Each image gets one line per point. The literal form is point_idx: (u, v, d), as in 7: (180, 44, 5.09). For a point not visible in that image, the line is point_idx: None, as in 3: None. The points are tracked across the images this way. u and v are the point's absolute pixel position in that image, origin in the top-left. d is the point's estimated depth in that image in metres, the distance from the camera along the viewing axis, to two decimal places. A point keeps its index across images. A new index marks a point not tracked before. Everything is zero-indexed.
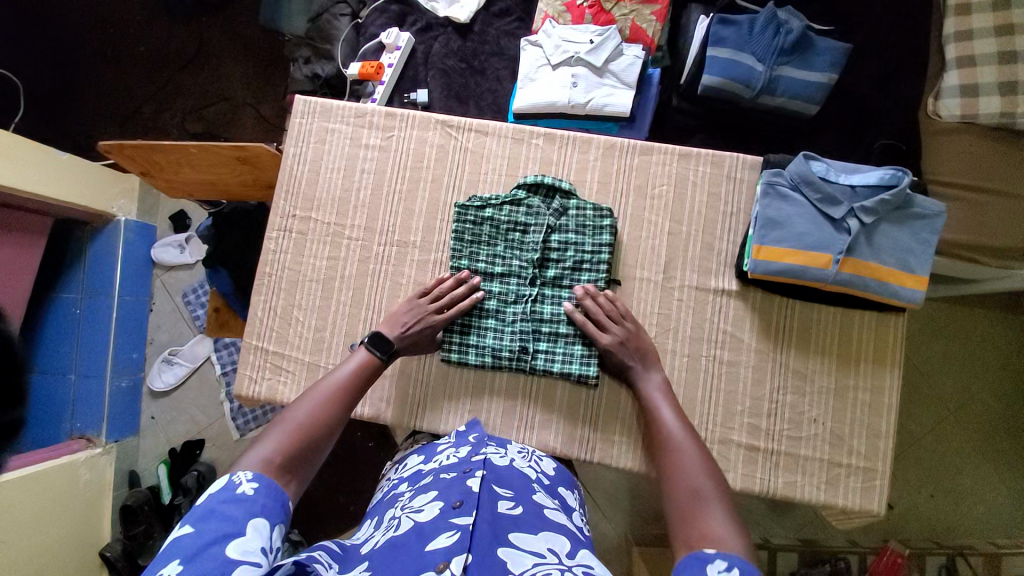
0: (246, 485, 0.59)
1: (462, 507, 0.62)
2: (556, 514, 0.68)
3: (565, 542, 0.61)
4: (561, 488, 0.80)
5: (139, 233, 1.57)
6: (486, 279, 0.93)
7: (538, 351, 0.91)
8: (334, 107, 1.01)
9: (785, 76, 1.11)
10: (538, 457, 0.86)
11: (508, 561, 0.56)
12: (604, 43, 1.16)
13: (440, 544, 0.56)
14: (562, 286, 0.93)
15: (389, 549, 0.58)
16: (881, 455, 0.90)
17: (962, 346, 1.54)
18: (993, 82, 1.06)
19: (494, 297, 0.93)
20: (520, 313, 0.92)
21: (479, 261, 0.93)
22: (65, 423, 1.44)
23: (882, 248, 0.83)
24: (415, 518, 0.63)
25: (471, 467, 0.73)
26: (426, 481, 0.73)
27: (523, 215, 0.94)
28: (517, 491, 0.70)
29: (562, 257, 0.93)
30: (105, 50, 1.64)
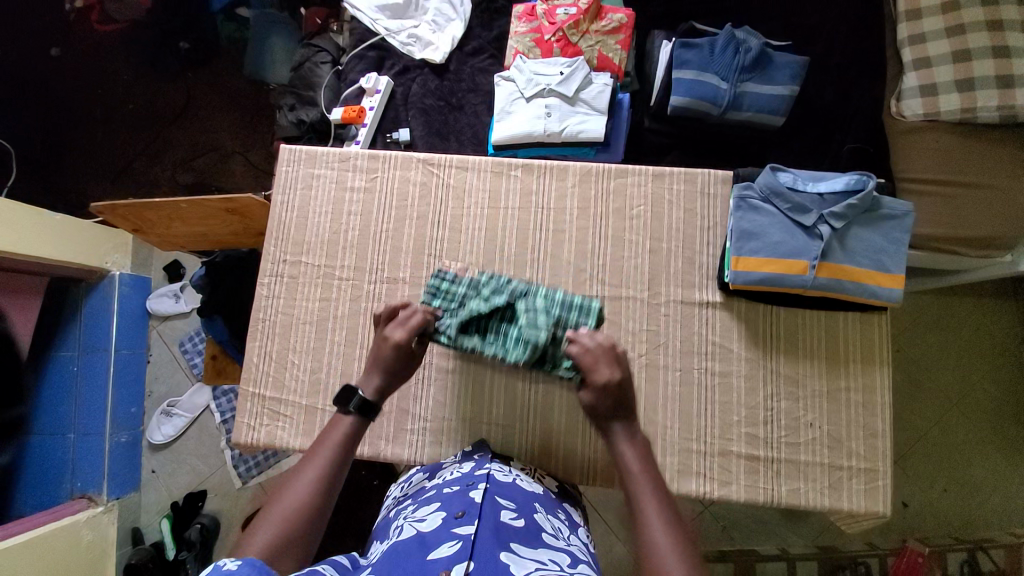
0: (231, 563, 0.49)
1: (465, 517, 0.63)
2: (554, 538, 0.66)
3: (566, 555, 0.61)
4: (564, 504, 0.81)
5: (134, 286, 1.59)
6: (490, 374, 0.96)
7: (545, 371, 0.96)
8: (319, 153, 1.05)
9: (748, 92, 1.16)
10: (542, 477, 0.86)
11: (512, 564, 0.55)
12: (574, 74, 1.21)
13: (442, 553, 0.56)
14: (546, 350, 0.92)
15: (392, 554, 0.58)
16: (881, 454, 0.91)
17: (955, 336, 1.56)
18: (949, 82, 1.11)
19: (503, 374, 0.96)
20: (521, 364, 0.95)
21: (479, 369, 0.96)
22: (66, 483, 1.42)
23: (856, 251, 0.86)
24: (417, 528, 0.64)
25: (474, 481, 0.74)
26: (430, 494, 0.75)
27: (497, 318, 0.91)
28: (519, 504, 0.71)
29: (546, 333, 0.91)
30: (95, 112, 1.69)
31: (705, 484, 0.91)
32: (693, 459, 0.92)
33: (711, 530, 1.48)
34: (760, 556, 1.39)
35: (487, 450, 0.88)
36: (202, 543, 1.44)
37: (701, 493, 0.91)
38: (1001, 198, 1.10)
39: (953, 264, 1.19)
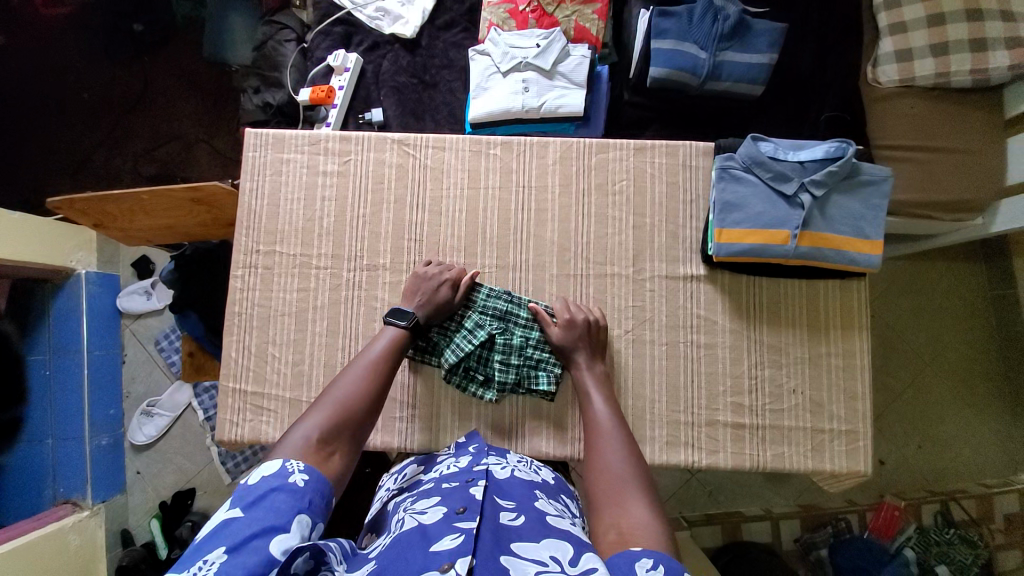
0: (297, 475, 0.59)
1: (466, 513, 0.63)
2: (558, 519, 0.68)
3: (569, 546, 0.59)
4: (564, 495, 0.80)
5: (102, 284, 1.52)
6: (467, 380, 0.92)
7: (524, 367, 0.92)
8: (288, 136, 1.00)
9: (727, 61, 1.14)
10: (537, 466, 0.86)
11: (511, 568, 0.55)
12: (550, 46, 1.17)
13: (445, 546, 0.56)
14: (524, 348, 0.92)
15: (393, 549, 0.58)
16: (861, 416, 0.94)
17: (928, 299, 1.61)
18: (924, 46, 1.11)
19: (481, 380, 0.92)
20: (499, 366, 0.91)
21: (455, 376, 0.92)
22: (48, 488, 1.39)
23: (835, 218, 0.86)
24: (419, 520, 0.63)
25: (474, 478, 0.73)
26: (428, 489, 0.74)
27: (470, 327, 0.92)
28: (518, 501, 0.70)
29: (524, 331, 0.93)
30: (45, 102, 1.59)
31: (694, 454, 0.93)
32: (682, 430, 0.93)
33: (698, 497, 1.52)
34: (746, 518, 1.45)
35: (481, 440, 0.87)
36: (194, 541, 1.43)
37: (690, 463, 0.93)
38: (973, 161, 1.12)
39: (927, 228, 1.22)
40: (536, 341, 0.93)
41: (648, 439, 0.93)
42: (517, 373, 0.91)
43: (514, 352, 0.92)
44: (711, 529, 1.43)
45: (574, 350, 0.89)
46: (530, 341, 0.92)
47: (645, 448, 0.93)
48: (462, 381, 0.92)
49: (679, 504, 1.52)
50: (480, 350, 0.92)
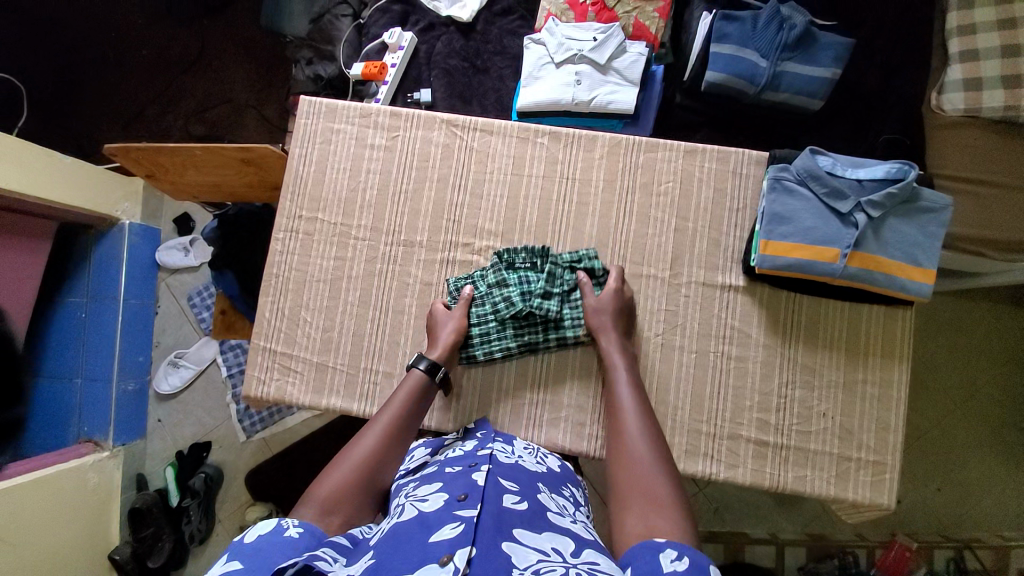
0: (291, 529, 0.58)
1: (467, 501, 0.63)
2: (559, 514, 0.68)
3: (569, 541, 0.61)
4: (568, 484, 0.81)
5: (143, 236, 1.58)
6: (487, 335, 0.92)
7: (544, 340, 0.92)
8: (340, 107, 1.01)
9: (789, 71, 1.11)
10: (544, 454, 0.86)
11: (512, 555, 0.56)
12: (607, 41, 1.15)
13: (444, 536, 0.56)
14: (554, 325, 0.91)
15: (393, 537, 0.58)
16: (891, 448, 0.90)
17: (967, 340, 1.54)
18: (995, 76, 1.07)
19: (500, 340, 0.92)
20: (524, 332, 0.92)
21: (478, 327, 0.92)
22: (72, 427, 1.45)
23: (889, 242, 0.83)
24: (419, 508, 0.64)
25: (478, 462, 0.74)
26: (432, 472, 0.75)
27: (516, 286, 0.91)
28: (521, 487, 0.71)
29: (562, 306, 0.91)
30: (108, 54, 1.64)
31: (712, 466, 0.91)
32: (702, 440, 0.91)
33: (703, 512, 1.50)
34: (750, 539, 1.42)
35: (490, 428, 0.87)
36: (205, 493, 1.48)
37: (707, 474, 0.91)
38: None
39: (975, 266, 1.17)
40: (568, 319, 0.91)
41: (667, 445, 0.91)
42: (515, 341, 0.92)
43: (556, 321, 0.91)
44: (715, 546, 1.41)
45: (608, 323, 0.87)
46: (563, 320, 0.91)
47: None
48: (481, 332, 0.92)
49: None
50: (539, 294, 0.90)
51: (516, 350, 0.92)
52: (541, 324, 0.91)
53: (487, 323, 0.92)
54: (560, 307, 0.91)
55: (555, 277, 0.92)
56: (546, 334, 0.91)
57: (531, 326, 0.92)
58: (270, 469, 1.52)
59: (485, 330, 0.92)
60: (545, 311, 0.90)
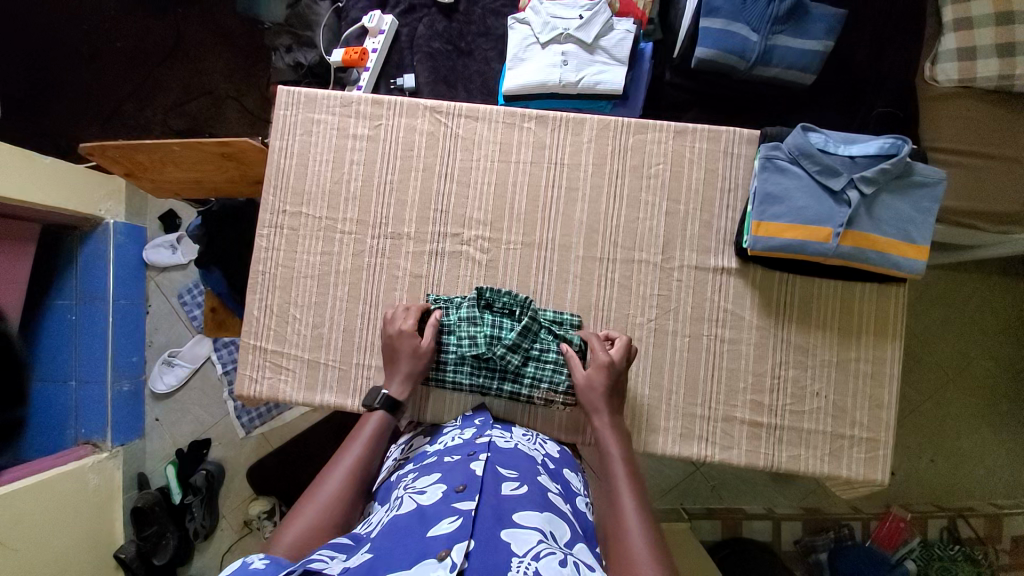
0: (258, 562, 0.54)
1: (466, 491, 0.63)
2: (559, 498, 0.68)
3: (565, 529, 0.62)
4: (566, 469, 0.80)
5: (129, 235, 1.55)
6: (455, 369, 0.89)
7: (506, 386, 0.89)
8: (319, 96, 0.98)
9: (780, 45, 1.08)
10: (543, 441, 0.86)
11: (512, 543, 0.56)
12: (594, 18, 1.12)
13: (442, 530, 0.56)
14: (522, 375, 0.88)
15: (392, 531, 0.58)
16: (884, 425, 0.91)
17: (959, 313, 1.55)
18: (990, 44, 1.05)
19: (466, 377, 0.89)
20: (489, 373, 0.89)
21: (446, 361, 0.89)
22: (69, 428, 1.44)
23: (882, 219, 0.82)
24: (417, 501, 0.64)
25: (476, 451, 0.74)
26: (431, 461, 0.75)
27: (488, 329, 0.88)
28: (521, 473, 0.70)
29: (531, 360, 0.88)
30: (80, 48, 1.59)
31: (707, 448, 0.91)
32: (697, 423, 0.91)
33: (701, 490, 1.52)
34: (747, 515, 1.45)
35: (488, 415, 0.87)
36: (207, 489, 1.49)
37: (702, 456, 0.92)
38: None
39: (969, 239, 1.17)
40: (536, 372, 0.88)
41: (662, 429, 0.92)
42: (468, 380, 0.90)
43: (523, 371, 0.88)
44: (712, 523, 1.44)
45: (598, 399, 0.80)
46: (531, 369, 0.88)
47: (658, 437, 0.92)
48: (450, 366, 0.90)
49: (680, 495, 1.52)
50: (510, 341, 0.87)
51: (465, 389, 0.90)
52: (505, 372, 0.88)
53: (447, 357, 0.89)
54: (524, 361, 0.88)
55: (529, 326, 0.88)
56: (501, 381, 0.89)
57: (489, 370, 0.89)
58: (269, 465, 1.52)
59: (443, 363, 0.89)
60: (506, 362, 0.87)
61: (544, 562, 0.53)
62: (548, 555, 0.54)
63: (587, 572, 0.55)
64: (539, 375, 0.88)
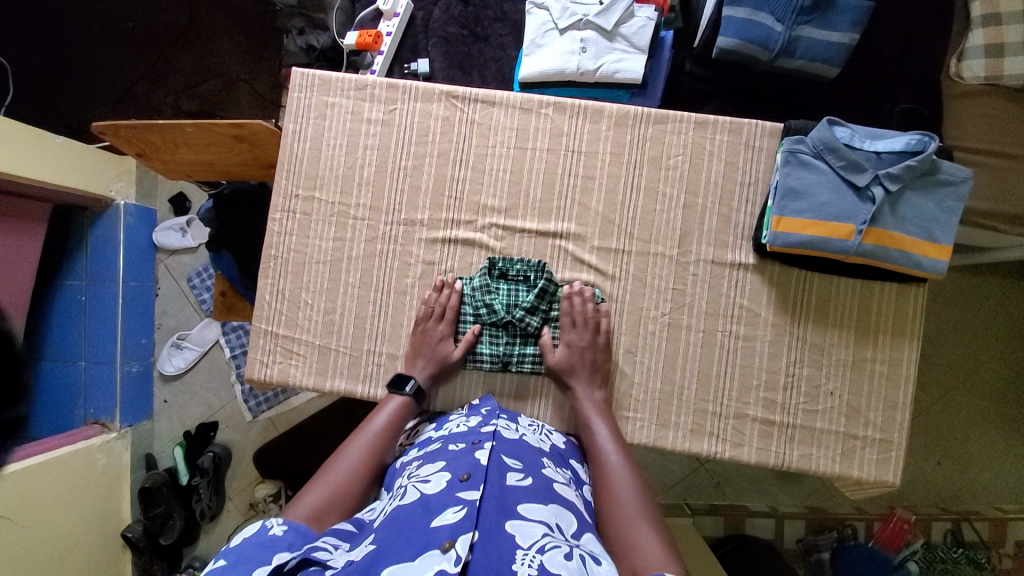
0: (276, 527, 0.59)
1: (470, 481, 0.63)
2: (565, 488, 0.69)
3: (571, 521, 0.62)
4: (572, 459, 0.80)
5: (140, 217, 1.55)
6: (475, 339, 0.92)
7: (525, 354, 0.91)
8: (333, 79, 0.96)
9: (805, 37, 1.05)
10: (548, 431, 0.86)
11: (516, 535, 0.55)
12: (614, 5, 1.09)
13: (447, 520, 0.56)
14: (540, 339, 0.92)
15: (394, 522, 0.58)
16: (898, 426, 0.90)
17: (974, 315, 1.53)
18: (1019, 41, 1.01)
19: (485, 347, 0.92)
20: (508, 340, 0.92)
21: (466, 329, 0.92)
22: (79, 408, 1.46)
23: (906, 218, 0.80)
24: (422, 490, 0.64)
25: (480, 439, 0.73)
26: (435, 449, 0.75)
27: (504, 295, 0.91)
28: (526, 463, 0.71)
29: (548, 324, 0.92)
30: (91, 27, 1.57)
31: (717, 445, 0.91)
32: (708, 420, 0.91)
33: (705, 486, 1.52)
34: (750, 512, 1.46)
35: (493, 403, 0.87)
36: (214, 472, 1.50)
37: (713, 453, 0.91)
38: None
39: (991, 241, 1.15)
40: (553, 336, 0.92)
41: (672, 424, 0.91)
42: (490, 350, 0.92)
43: (541, 335, 0.92)
44: (715, 519, 1.44)
45: (574, 365, 0.87)
46: (548, 334, 0.92)
47: (668, 433, 0.91)
48: (468, 334, 0.92)
49: (684, 491, 1.52)
50: (527, 304, 0.90)
51: (487, 362, 0.92)
52: (522, 337, 0.92)
53: (466, 325, 0.93)
54: (543, 323, 0.92)
55: (544, 290, 0.91)
56: (523, 347, 0.92)
57: (509, 338, 0.92)
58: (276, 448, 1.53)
59: (461, 332, 0.92)
60: (526, 325, 0.91)
61: (548, 556, 0.52)
62: (553, 548, 0.53)
63: (593, 563, 0.54)
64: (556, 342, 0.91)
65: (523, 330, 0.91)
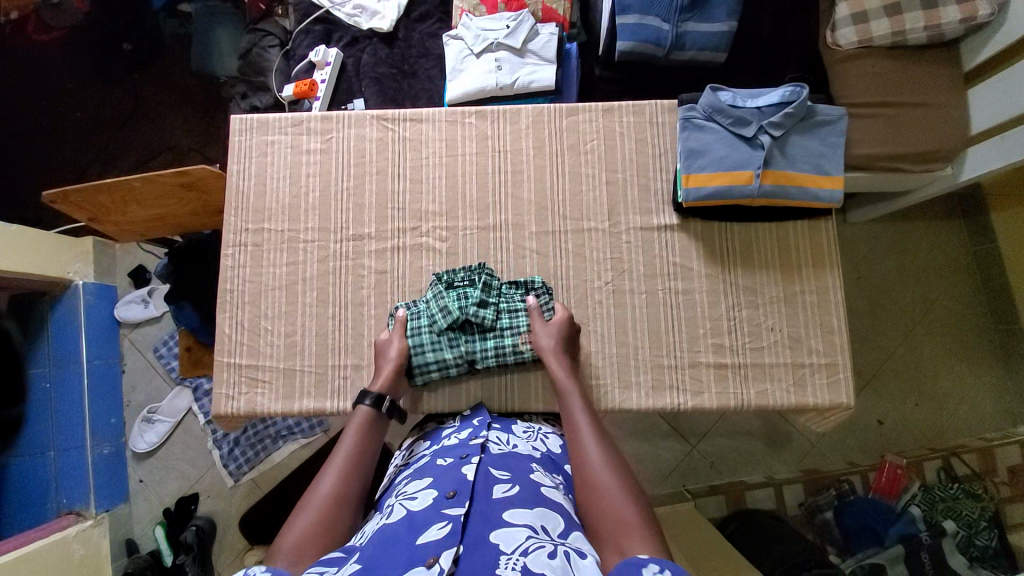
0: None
1: (456, 497, 0.66)
2: (553, 491, 0.71)
3: (559, 521, 0.63)
4: (566, 464, 0.83)
5: (99, 295, 1.57)
6: (435, 348, 0.93)
7: (488, 348, 0.93)
8: (270, 120, 1.03)
9: (691, 30, 1.20)
10: (544, 435, 0.88)
11: (501, 542, 0.57)
12: (520, 26, 1.22)
13: (431, 536, 0.58)
14: (499, 333, 0.94)
15: (382, 539, 0.60)
16: (840, 349, 0.96)
17: (913, 258, 1.65)
18: (878, 8, 1.17)
19: (448, 354, 0.93)
20: (469, 341, 0.94)
21: (424, 343, 0.93)
22: (51, 501, 1.40)
23: (795, 157, 0.90)
24: (408, 508, 0.66)
25: (468, 453, 0.77)
26: (424, 466, 0.78)
27: (451, 296, 0.93)
28: (514, 472, 0.73)
29: (503, 315, 0.94)
30: (40, 122, 1.65)
31: (679, 396, 0.95)
32: (666, 373, 0.96)
33: (702, 468, 1.55)
34: (750, 486, 1.50)
35: (485, 413, 0.90)
36: (199, 546, 1.43)
37: (677, 405, 0.95)
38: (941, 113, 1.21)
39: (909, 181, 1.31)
40: (510, 325, 0.94)
41: (634, 384, 0.95)
42: (451, 354, 0.93)
43: (498, 328, 0.94)
44: (716, 500, 1.49)
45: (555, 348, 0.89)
46: (506, 325, 0.94)
47: (632, 393, 0.95)
48: (428, 345, 0.93)
49: (682, 477, 1.55)
50: (477, 300, 0.93)
51: (452, 366, 0.93)
52: (479, 333, 0.94)
53: (422, 334, 0.93)
54: (496, 314, 0.94)
55: (488, 285, 0.95)
56: (483, 343, 0.94)
57: (468, 337, 0.94)
58: (260, 510, 1.48)
59: (420, 345, 0.93)
60: (481, 318, 0.92)
61: (532, 557, 0.54)
62: (536, 549, 0.55)
63: (578, 557, 0.56)
64: (515, 330, 0.94)
65: (480, 325, 0.94)
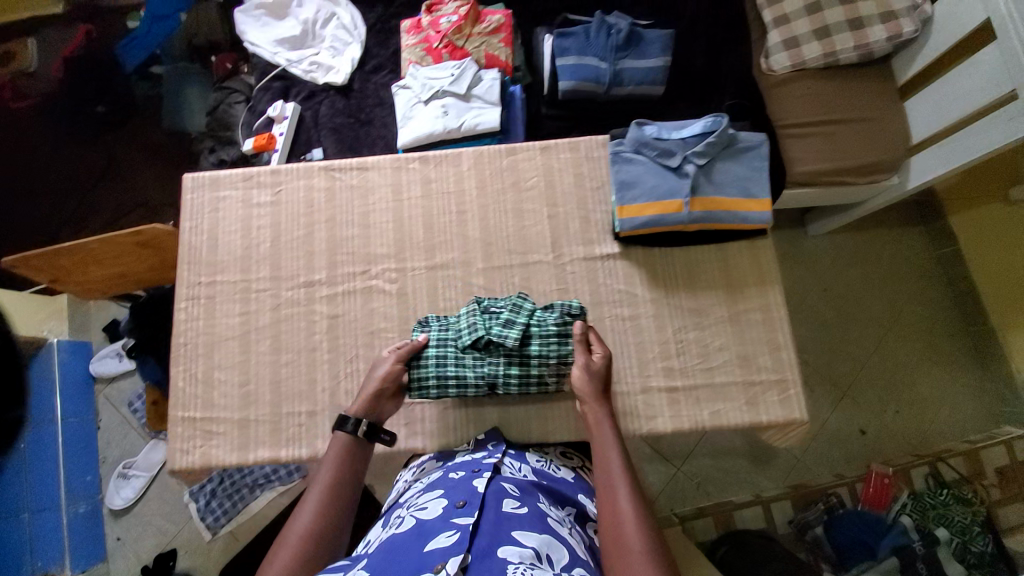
0: None
1: (467, 507, 0.67)
2: (559, 522, 0.69)
3: (564, 554, 0.63)
4: (580, 494, 0.82)
5: (74, 351, 1.57)
6: (458, 366, 0.90)
7: (511, 376, 0.90)
8: (222, 176, 1.07)
9: (627, 67, 1.26)
10: (557, 467, 0.89)
11: (507, 555, 0.57)
12: (463, 74, 1.29)
13: (439, 543, 0.59)
14: (527, 360, 0.89)
15: (390, 546, 0.61)
16: (787, 365, 0.98)
17: (874, 266, 1.68)
18: (808, 31, 1.27)
19: (470, 375, 0.90)
20: (495, 363, 0.90)
21: (451, 360, 0.90)
22: (25, 565, 1.33)
23: (722, 182, 0.94)
24: (418, 517, 0.67)
25: (480, 470, 0.77)
26: (436, 479, 0.79)
27: (488, 314, 0.90)
28: (525, 493, 0.73)
29: (532, 341, 0.88)
30: (11, 188, 1.69)
31: (634, 422, 0.95)
32: (619, 400, 0.96)
33: (687, 491, 1.53)
34: (736, 505, 1.46)
35: (502, 439, 0.91)
36: None
37: (632, 432, 0.95)
38: (873, 126, 1.27)
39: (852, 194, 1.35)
40: (539, 353, 0.88)
41: (589, 413, 0.96)
42: (474, 375, 0.90)
43: (527, 353, 0.89)
44: (705, 522, 1.45)
45: (595, 378, 0.83)
46: (538, 350, 0.88)
47: (587, 422, 0.95)
48: (453, 361, 0.90)
49: (669, 501, 1.53)
50: (505, 323, 0.88)
51: (472, 388, 0.90)
52: (506, 356, 0.89)
53: (446, 349, 0.90)
54: (523, 338, 0.88)
55: (521, 307, 0.90)
56: (507, 366, 0.90)
57: (496, 358, 0.90)
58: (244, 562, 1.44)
59: (443, 360, 0.90)
60: (508, 342, 0.87)
61: None
62: None
63: None
64: (545, 360, 0.89)
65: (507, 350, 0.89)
